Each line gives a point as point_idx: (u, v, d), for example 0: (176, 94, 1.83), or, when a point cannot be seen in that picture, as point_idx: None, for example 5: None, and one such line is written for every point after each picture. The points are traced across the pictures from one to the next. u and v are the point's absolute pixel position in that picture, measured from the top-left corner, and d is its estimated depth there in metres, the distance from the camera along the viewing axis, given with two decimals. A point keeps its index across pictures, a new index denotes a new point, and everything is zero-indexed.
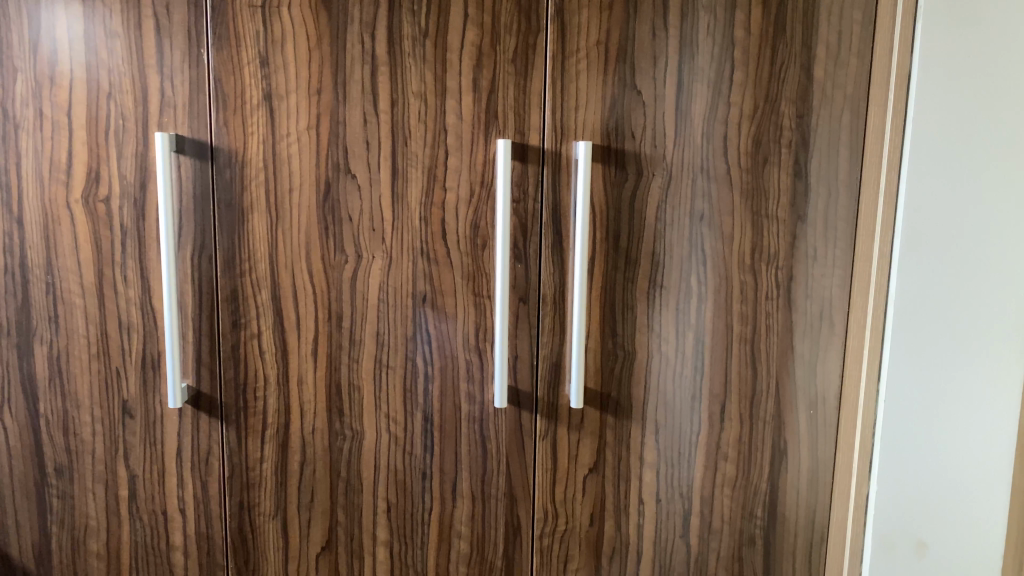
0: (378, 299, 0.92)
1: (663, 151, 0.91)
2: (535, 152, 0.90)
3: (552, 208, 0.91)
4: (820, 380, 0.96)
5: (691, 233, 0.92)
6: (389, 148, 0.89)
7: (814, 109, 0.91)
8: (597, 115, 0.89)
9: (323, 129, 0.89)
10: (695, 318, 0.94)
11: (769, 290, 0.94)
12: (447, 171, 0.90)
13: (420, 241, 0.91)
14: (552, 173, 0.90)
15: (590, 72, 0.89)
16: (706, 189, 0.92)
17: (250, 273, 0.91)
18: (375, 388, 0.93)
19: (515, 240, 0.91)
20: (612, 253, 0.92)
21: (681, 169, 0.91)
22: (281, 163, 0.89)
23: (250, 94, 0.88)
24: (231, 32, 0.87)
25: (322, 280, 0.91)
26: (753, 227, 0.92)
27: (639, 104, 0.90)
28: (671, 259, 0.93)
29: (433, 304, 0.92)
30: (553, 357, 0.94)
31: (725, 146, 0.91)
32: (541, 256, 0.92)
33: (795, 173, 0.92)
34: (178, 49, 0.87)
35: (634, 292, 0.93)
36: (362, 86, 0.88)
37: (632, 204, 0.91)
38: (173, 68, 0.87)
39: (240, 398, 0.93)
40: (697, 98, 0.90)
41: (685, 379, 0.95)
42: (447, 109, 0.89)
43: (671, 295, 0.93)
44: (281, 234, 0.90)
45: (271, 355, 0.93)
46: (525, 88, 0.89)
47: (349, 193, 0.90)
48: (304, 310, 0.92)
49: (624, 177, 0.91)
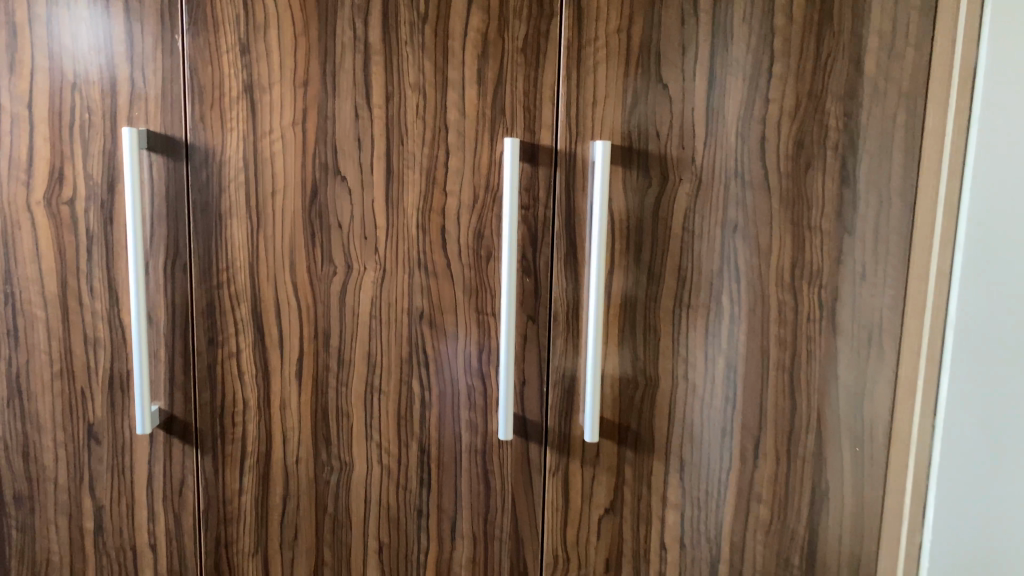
0: (370, 316, 0.82)
1: (692, 153, 0.80)
2: (547, 153, 0.80)
3: (565, 215, 0.81)
4: (868, 413, 0.85)
5: (723, 246, 0.82)
6: (383, 147, 0.80)
7: (864, 106, 0.80)
8: (617, 111, 0.79)
9: (309, 125, 0.80)
10: (726, 342, 0.83)
11: (810, 311, 0.83)
12: (448, 174, 0.80)
13: (416, 252, 0.81)
14: (566, 176, 0.80)
15: (610, 63, 0.79)
16: (741, 196, 0.81)
17: (228, 286, 0.82)
18: (366, 414, 0.84)
19: (523, 251, 0.81)
20: (633, 268, 0.82)
21: (712, 174, 0.81)
22: (263, 163, 0.80)
23: (229, 86, 0.79)
24: (209, 17, 0.78)
25: (308, 294, 0.82)
26: (792, 240, 0.82)
27: (665, 100, 0.79)
28: (699, 275, 0.82)
29: (432, 321, 0.82)
30: (566, 384, 0.84)
31: (763, 148, 0.80)
32: (553, 269, 0.82)
33: (842, 179, 0.81)
34: (150, 35, 0.78)
35: (658, 312, 0.83)
36: (354, 77, 0.79)
37: (656, 212, 0.81)
38: (145, 57, 0.78)
39: (216, 424, 0.84)
40: (731, 95, 0.79)
41: (714, 410, 0.85)
42: (448, 104, 0.79)
43: (699, 316, 0.83)
44: (262, 242, 0.81)
45: (251, 377, 0.84)
46: (537, 81, 0.79)
47: (339, 196, 0.81)
48: (287, 326, 0.82)
49: (647, 182, 0.81)
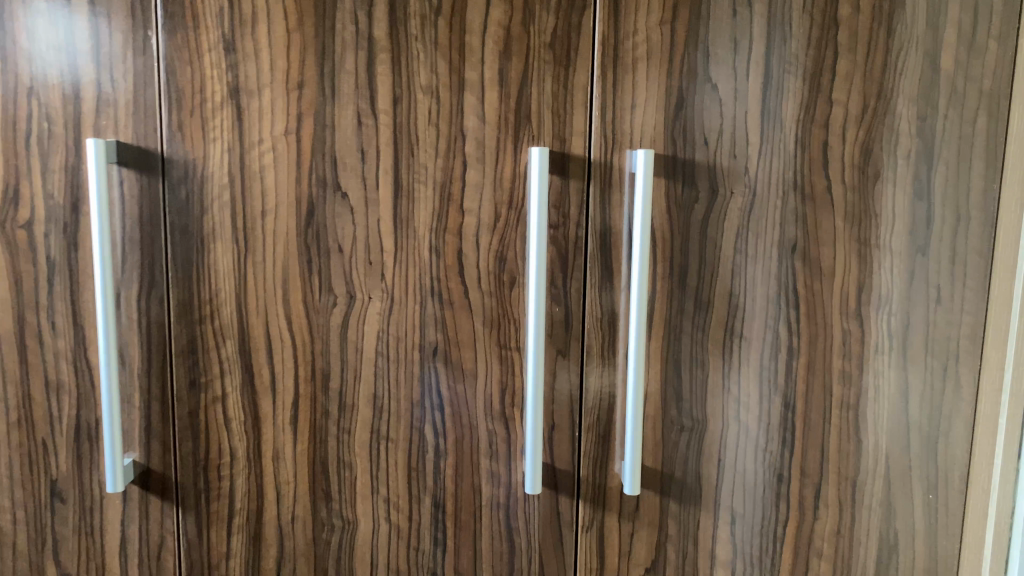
0: (375, 353, 0.71)
1: (745, 163, 0.70)
2: (578, 164, 0.70)
3: (600, 235, 0.71)
4: (942, 458, 0.75)
5: (779, 268, 0.71)
6: (389, 159, 0.69)
7: (941, 108, 0.70)
8: (659, 116, 0.69)
9: (304, 133, 0.69)
10: (783, 379, 0.73)
11: (879, 342, 0.73)
12: (465, 189, 0.70)
13: (429, 279, 0.71)
14: (601, 190, 0.70)
15: (651, 61, 0.69)
16: (800, 212, 0.71)
17: (212, 319, 0.71)
18: (372, 465, 0.73)
19: (551, 277, 0.71)
20: (677, 295, 0.72)
21: (768, 186, 0.70)
22: (252, 178, 0.69)
23: (212, 89, 0.68)
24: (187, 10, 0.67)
25: (304, 328, 0.71)
26: (858, 261, 0.71)
27: (715, 102, 0.69)
28: (753, 302, 0.72)
29: (447, 358, 0.72)
30: (601, 428, 0.73)
31: (825, 156, 0.70)
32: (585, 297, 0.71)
33: (915, 191, 0.71)
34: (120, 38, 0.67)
35: (705, 344, 0.72)
36: (356, 78, 0.68)
37: (704, 231, 0.71)
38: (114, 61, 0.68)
39: (199, 478, 0.73)
40: (789, 96, 0.69)
41: (769, 455, 0.74)
42: (465, 108, 0.69)
43: (753, 348, 0.73)
44: (250, 269, 0.70)
45: (239, 423, 0.73)
46: (567, 81, 0.68)
47: (339, 216, 0.70)
48: (280, 366, 0.72)
49: (694, 197, 0.70)
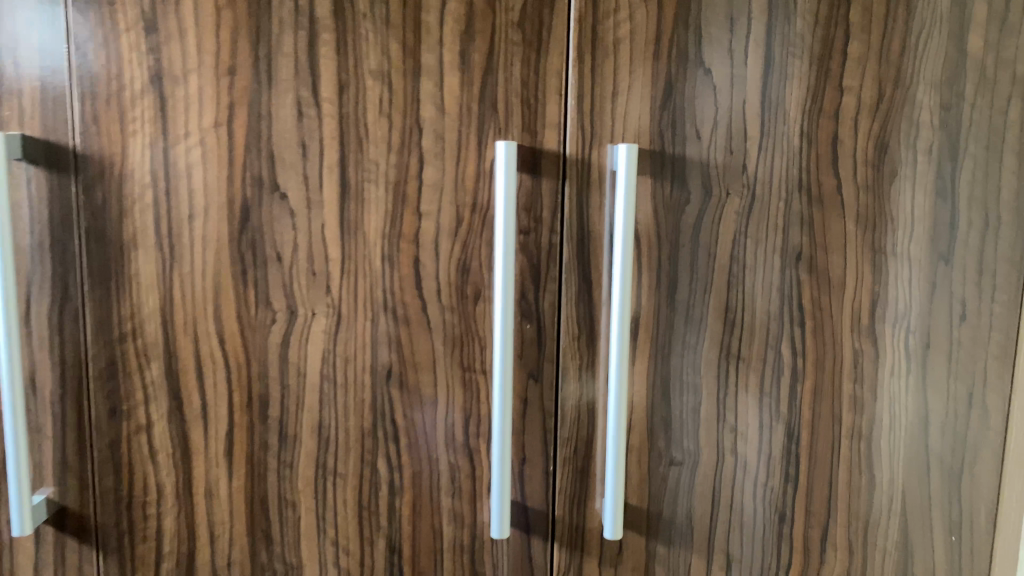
0: (320, 377, 0.63)
1: (743, 159, 0.61)
2: (552, 161, 0.61)
3: (577, 242, 0.62)
4: (967, 495, 0.65)
5: (781, 280, 0.63)
6: (335, 155, 0.60)
7: (967, 97, 0.61)
8: (645, 105, 0.60)
9: (237, 126, 0.60)
10: (785, 406, 0.64)
11: (895, 363, 0.64)
12: (422, 189, 0.61)
13: (381, 292, 0.62)
14: (578, 191, 0.61)
15: (635, 42, 0.60)
16: (806, 215, 0.62)
17: (134, 339, 0.62)
18: (317, 504, 0.65)
19: (521, 290, 0.62)
20: (665, 310, 0.63)
21: (769, 186, 0.62)
22: (177, 177, 0.60)
23: (130, 74, 0.59)
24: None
25: (239, 349, 0.62)
26: (872, 271, 0.63)
27: (708, 90, 0.60)
28: (752, 318, 0.63)
29: (402, 382, 0.63)
30: (580, 461, 0.64)
31: (835, 152, 0.61)
32: (560, 313, 0.63)
33: (937, 191, 0.62)
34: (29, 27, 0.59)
35: (698, 366, 0.64)
36: (296, 63, 0.59)
37: (696, 238, 0.62)
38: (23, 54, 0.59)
39: (122, 518, 0.64)
40: (794, 83, 0.61)
41: (770, 492, 0.66)
42: (421, 97, 0.60)
43: (751, 371, 0.64)
44: (177, 282, 0.62)
45: (167, 456, 0.64)
46: (538, 66, 0.60)
47: (277, 221, 0.61)
48: (212, 392, 0.63)
49: (685, 198, 0.61)
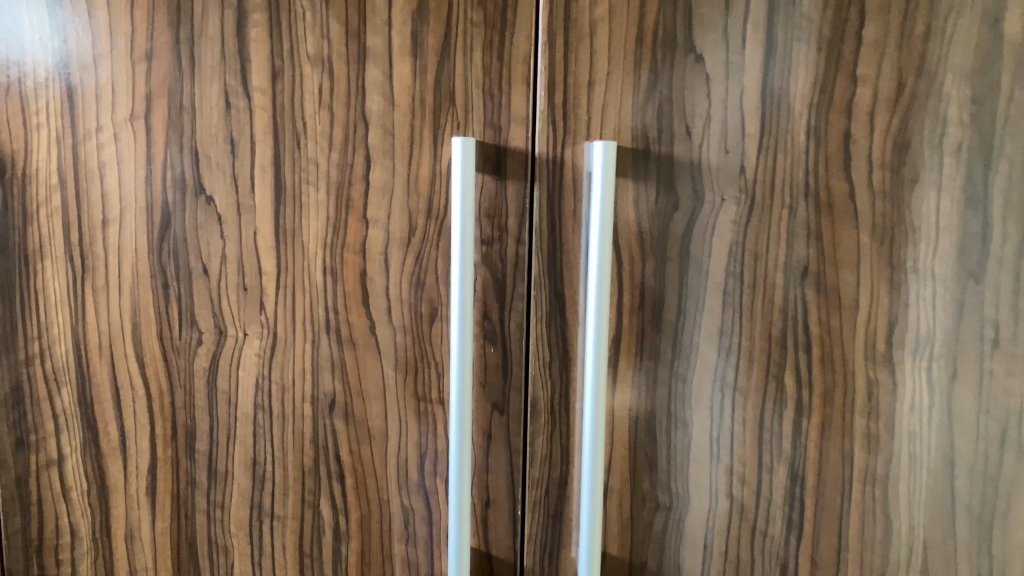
0: (254, 406, 0.55)
1: (741, 160, 0.53)
2: (518, 161, 0.52)
3: (548, 255, 0.53)
4: (999, 549, 0.57)
5: (784, 299, 0.54)
6: (269, 154, 0.53)
7: (1003, 87, 0.52)
8: (626, 97, 0.52)
9: (155, 120, 0.52)
10: (788, 444, 0.56)
11: (916, 396, 0.55)
12: (368, 193, 0.53)
13: (322, 311, 0.54)
14: (549, 196, 0.53)
15: (614, 23, 0.51)
16: (813, 225, 0.54)
17: (42, 362, 0.54)
18: (253, 548, 0.57)
19: (484, 309, 0.54)
20: (650, 334, 0.55)
21: (770, 191, 0.53)
22: (88, 178, 0.53)
23: (33, 58, 0.51)
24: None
25: (161, 373, 0.55)
26: (890, 290, 0.54)
27: (700, 79, 0.52)
28: (750, 343, 0.55)
29: (348, 413, 0.55)
30: (552, 506, 0.56)
31: (848, 152, 0.53)
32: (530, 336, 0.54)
33: (967, 198, 0.53)
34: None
35: (688, 397, 0.55)
36: (223, 47, 0.52)
37: (686, 251, 0.54)
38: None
39: (33, 563, 0.57)
40: (799, 73, 0.52)
41: (771, 541, 0.57)
42: (367, 86, 0.52)
43: (749, 403, 0.56)
44: (90, 297, 0.54)
45: (82, 494, 0.56)
46: (502, 50, 0.51)
47: (204, 228, 0.53)
48: (131, 423, 0.55)
49: (673, 205, 0.53)
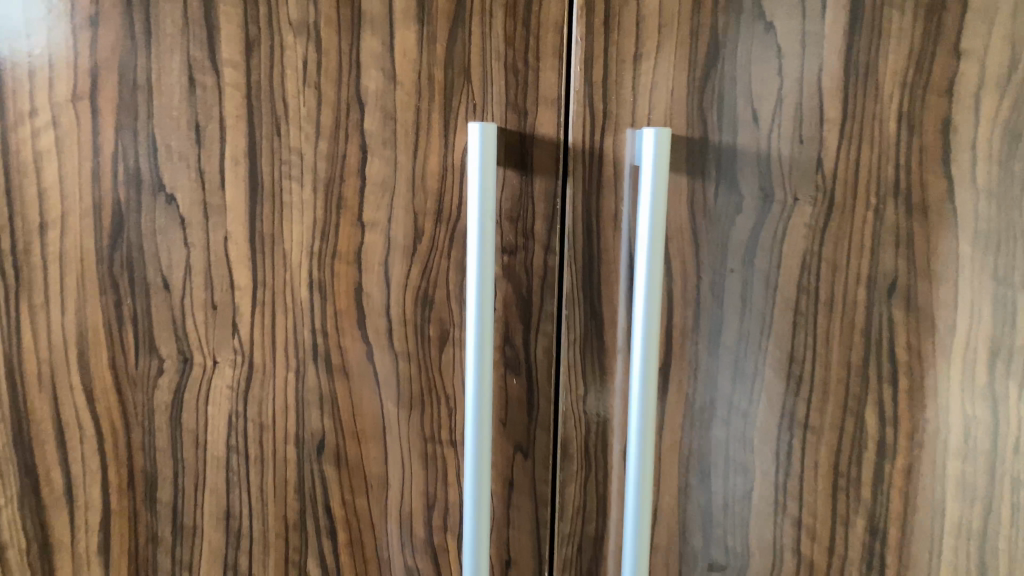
0: (227, 447, 0.46)
1: (818, 151, 0.43)
2: (548, 153, 0.43)
3: (584, 266, 0.44)
4: None
5: (867, 320, 0.45)
6: (242, 143, 0.43)
7: None
8: (680, 74, 0.42)
9: (104, 100, 0.43)
10: (867, 491, 0.47)
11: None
12: (365, 190, 0.43)
13: (309, 334, 0.45)
14: (585, 195, 0.44)
15: None
16: (904, 231, 0.44)
17: None
18: None
19: (505, 331, 0.45)
20: (704, 363, 0.46)
21: (852, 189, 0.44)
22: (22, 172, 0.43)
23: None
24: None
25: (115, 409, 0.45)
26: (995, 309, 0.45)
27: (770, 52, 0.43)
28: (825, 373, 0.46)
29: (341, 455, 0.46)
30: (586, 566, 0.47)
31: (947, 142, 0.43)
32: (560, 363, 0.45)
33: None
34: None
35: (750, 438, 0.46)
36: (185, 10, 0.42)
37: (750, 263, 0.44)
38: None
39: None
40: (890, 45, 0.43)
41: None
42: (362, 59, 0.42)
43: (822, 443, 0.47)
44: (27, 317, 0.44)
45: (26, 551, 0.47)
46: (528, 15, 0.42)
47: (164, 234, 0.44)
48: (79, 467, 0.46)
49: (734, 208, 0.44)
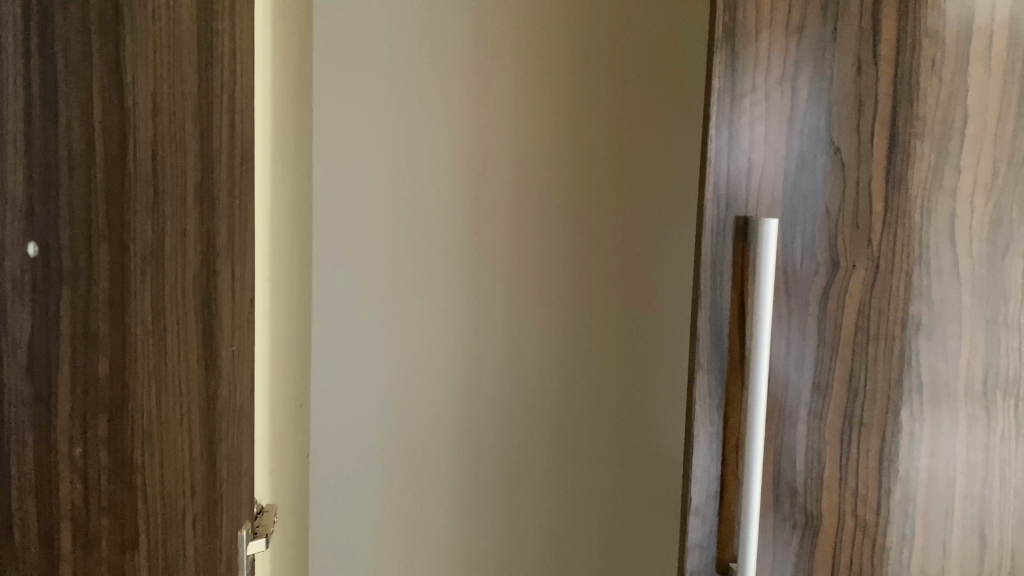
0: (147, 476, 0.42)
1: (869, 234, 0.64)
2: (707, 227, 0.64)
3: (60, 226, 0.37)
4: None
5: (901, 348, 0.65)
6: None
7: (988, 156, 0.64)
8: (777, 182, 0.64)
9: (167, 104, 0.42)
10: (902, 469, 0.66)
11: (1006, 429, 0.66)
12: None
13: None
14: (142, 180, 0.41)
15: (770, 120, 0.63)
16: (927, 287, 0.65)
17: (227, 374, 0.52)
18: None
19: (48, 340, 0.36)
20: (792, 379, 0.65)
21: (893, 258, 0.64)
22: (164, 168, 0.42)
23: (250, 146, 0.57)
24: (242, 25, 0.55)
25: (193, 410, 0.47)
26: (986, 340, 0.65)
27: (837, 169, 0.64)
28: (873, 385, 0.66)
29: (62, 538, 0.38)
30: (710, 512, 0.66)
31: (954, 228, 0.65)
32: (96, 402, 0.39)
33: (920, 259, 0.65)
34: (250, 62, 0.57)
35: (822, 431, 0.66)
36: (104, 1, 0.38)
37: (823, 312, 0.65)
38: (245, 75, 0.55)
39: None
40: (915, 164, 0.64)
41: (885, 554, 0.67)
42: None
43: (871, 435, 0.66)
44: (200, 318, 0.47)
45: (253, 534, 0.61)
46: None
47: (174, 242, 0.44)
48: (211, 449, 0.49)
49: (813, 271, 0.64)
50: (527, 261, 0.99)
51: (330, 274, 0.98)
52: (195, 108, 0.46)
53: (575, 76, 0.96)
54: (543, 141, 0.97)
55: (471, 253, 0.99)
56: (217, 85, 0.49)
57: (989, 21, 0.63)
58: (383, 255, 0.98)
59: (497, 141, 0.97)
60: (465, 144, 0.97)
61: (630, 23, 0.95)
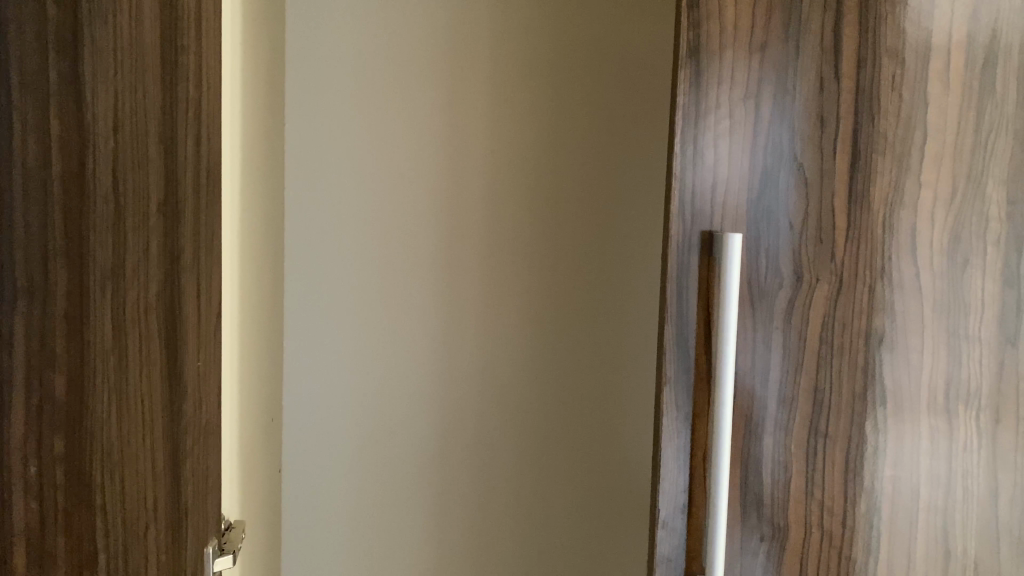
0: (105, 490, 0.42)
1: (832, 248, 0.65)
2: (674, 242, 0.65)
3: (16, 245, 0.36)
4: None
5: (865, 360, 0.66)
6: None
7: (946, 171, 0.65)
8: (741, 197, 0.65)
9: (127, 121, 0.42)
10: (867, 480, 0.67)
11: (968, 440, 0.67)
12: None
13: None
14: (102, 198, 0.41)
15: (734, 135, 0.64)
16: (890, 299, 0.66)
17: (191, 388, 0.52)
18: None
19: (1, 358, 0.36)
20: (758, 391, 0.66)
21: (855, 272, 0.65)
22: (125, 186, 0.42)
23: (217, 164, 0.57)
24: (207, 41, 0.55)
25: (156, 423, 0.47)
26: (948, 352, 0.66)
27: (801, 184, 0.65)
28: (838, 398, 0.66)
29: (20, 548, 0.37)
30: (679, 524, 0.67)
31: (915, 242, 0.66)
32: (51, 420, 0.38)
33: (881, 273, 0.66)
34: (217, 79, 0.57)
35: (788, 443, 0.66)
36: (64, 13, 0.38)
37: (789, 325, 0.66)
38: (211, 93, 0.55)
39: None
40: (876, 179, 0.65)
41: (850, 563, 0.68)
42: None
43: (836, 447, 0.67)
44: (162, 331, 0.47)
45: (220, 551, 0.61)
46: None
47: (136, 258, 0.44)
48: (173, 460, 0.49)
49: (777, 285, 0.65)
50: (499, 275, 1.00)
51: (301, 287, 0.98)
52: (159, 120, 0.46)
53: (545, 91, 0.97)
54: (515, 156, 0.98)
55: (443, 267, 0.99)
56: (183, 97, 0.49)
57: (945, 40, 0.64)
58: (355, 269, 0.99)
59: (468, 156, 0.98)
60: (435, 159, 0.97)
61: (599, 41, 0.97)
